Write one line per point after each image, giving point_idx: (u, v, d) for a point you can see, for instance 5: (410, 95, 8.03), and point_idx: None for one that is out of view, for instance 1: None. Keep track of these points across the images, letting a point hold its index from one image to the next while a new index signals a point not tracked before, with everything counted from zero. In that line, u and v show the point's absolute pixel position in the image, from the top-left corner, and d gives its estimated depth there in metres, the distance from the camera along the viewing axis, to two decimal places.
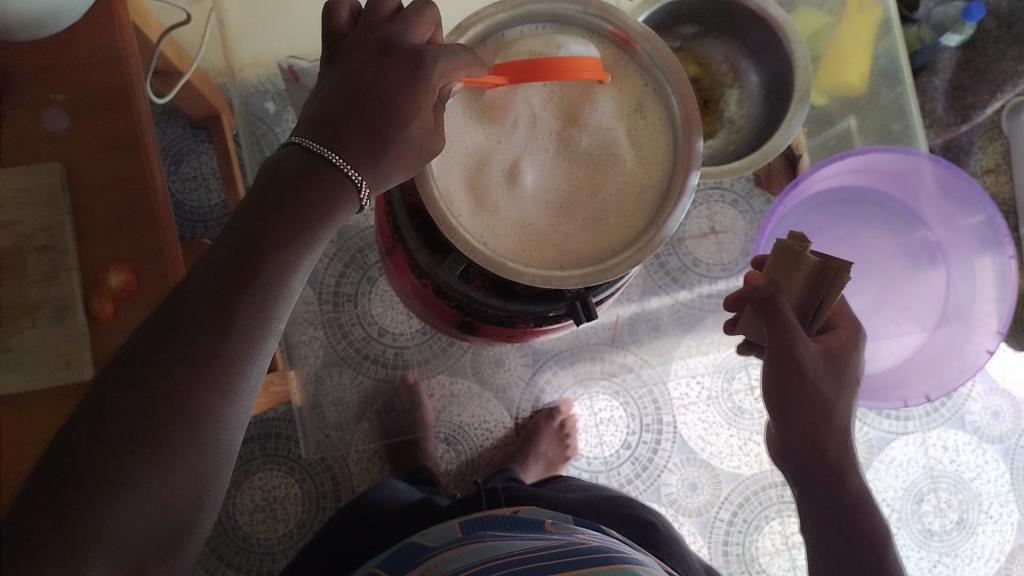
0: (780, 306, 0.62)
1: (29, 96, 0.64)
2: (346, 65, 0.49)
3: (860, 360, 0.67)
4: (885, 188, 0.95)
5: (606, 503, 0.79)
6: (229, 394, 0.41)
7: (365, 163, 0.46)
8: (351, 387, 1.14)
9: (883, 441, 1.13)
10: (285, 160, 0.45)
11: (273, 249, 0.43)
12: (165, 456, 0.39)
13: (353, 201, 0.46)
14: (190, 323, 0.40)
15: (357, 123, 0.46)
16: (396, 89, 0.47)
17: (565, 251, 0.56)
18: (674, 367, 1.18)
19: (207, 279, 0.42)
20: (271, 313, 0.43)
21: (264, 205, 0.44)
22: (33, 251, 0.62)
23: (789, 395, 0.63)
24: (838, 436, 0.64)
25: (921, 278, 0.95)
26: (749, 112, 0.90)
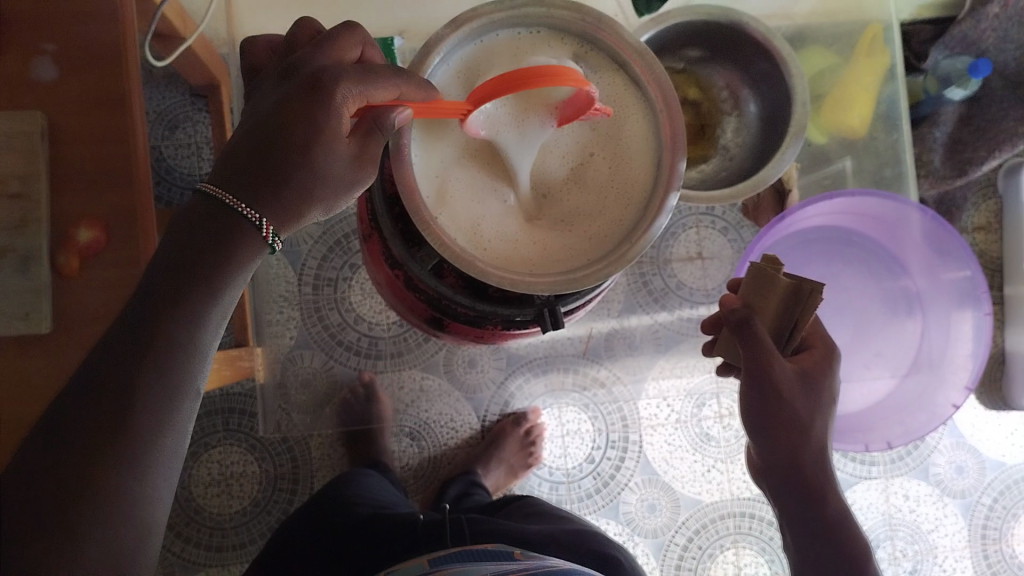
0: (753, 326, 0.62)
1: (20, 43, 0.63)
2: (264, 96, 0.50)
3: (835, 377, 0.67)
4: (874, 232, 0.94)
5: (568, 535, 0.78)
6: (145, 456, 0.43)
7: (269, 200, 0.48)
8: (321, 371, 1.12)
9: (845, 483, 1.13)
10: (188, 214, 0.47)
11: (177, 308, 0.45)
12: (107, 508, 0.42)
13: (260, 241, 0.48)
14: (94, 393, 0.42)
15: (261, 157, 0.48)
16: (300, 120, 0.48)
17: (539, 258, 0.55)
18: (647, 387, 1.18)
19: (110, 350, 0.44)
20: (180, 371, 0.44)
21: (170, 268, 0.46)
22: (5, 197, 0.61)
23: (765, 413, 0.64)
24: (816, 453, 0.65)
25: (898, 327, 0.94)
26: (744, 141, 0.90)
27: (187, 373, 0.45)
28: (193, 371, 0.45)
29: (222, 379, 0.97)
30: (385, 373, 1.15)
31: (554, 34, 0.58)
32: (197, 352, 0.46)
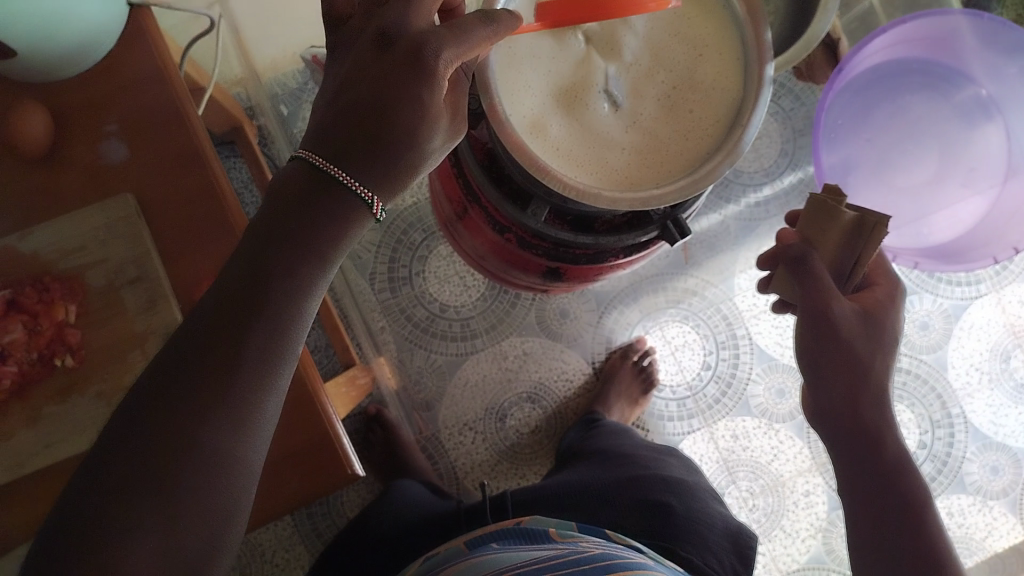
0: (810, 262, 0.61)
1: (84, 132, 0.62)
2: (352, 65, 0.47)
3: (900, 316, 0.64)
4: (929, 54, 0.93)
5: (618, 489, 0.76)
6: (248, 426, 0.42)
7: (376, 175, 0.45)
8: (428, 367, 1.15)
9: (959, 308, 1.13)
10: (292, 177, 0.45)
11: (285, 271, 0.43)
12: (178, 492, 0.39)
13: (368, 216, 0.46)
14: (203, 362, 0.41)
15: (365, 128, 0.45)
16: (399, 96, 0.45)
17: (652, 169, 0.55)
18: (737, 282, 1.18)
19: (198, 328, 0.42)
20: (285, 344, 0.43)
21: (271, 227, 0.44)
22: (128, 284, 0.62)
23: (818, 350, 0.61)
24: (874, 397, 0.61)
25: (981, 135, 0.93)
26: (777, 7, 0.88)
27: (289, 347, 0.43)
28: (295, 346, 0.44)
29: (350, 401, 0.98)
30: (486, 350, 1.16)
31: None
32: (302, 326, 0.44)
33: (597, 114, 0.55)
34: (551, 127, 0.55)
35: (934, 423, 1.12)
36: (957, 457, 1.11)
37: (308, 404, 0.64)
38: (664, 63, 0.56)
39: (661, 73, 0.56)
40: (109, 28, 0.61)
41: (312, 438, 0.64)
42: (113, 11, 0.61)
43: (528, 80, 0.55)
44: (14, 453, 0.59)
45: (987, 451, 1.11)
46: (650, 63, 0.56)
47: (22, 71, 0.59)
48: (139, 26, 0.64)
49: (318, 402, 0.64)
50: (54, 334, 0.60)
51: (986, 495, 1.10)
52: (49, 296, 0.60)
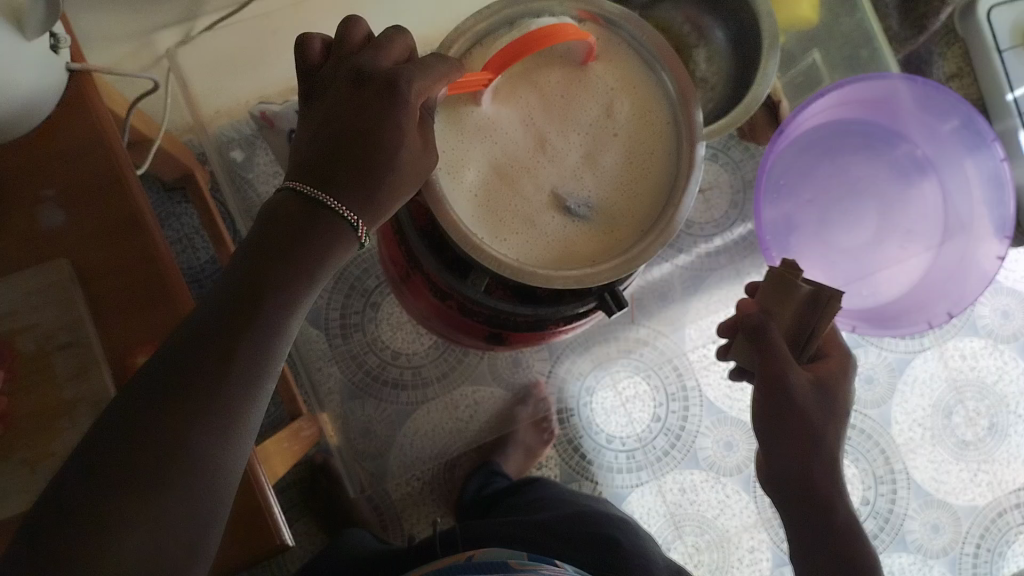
0: (769, 332, 0.64)
1: (19, 198, 0.62)
2: (328, 102, 0.50)
3: (852, 386, 0.68)
4: (868, 116, 0.95)
5: (567, 525, 0.79)
6: (234, 433, 0.43)
7: (357, 196, 0.48)
8: (377, 416, 1.13)
9: (902, 362, 1.15)
10: (283, 208, 0.47)
11: (275, 289, 0.45)
12: (178, 480, 0.40)
13: (354, 241, 0.49)
14: (197, 367, 0.42)
15: (349, 154, 0.48)
16: (381, 121, 0.48)
17: (592, 246, 0.55)
18: (688, 332, 1.18)
19: (200, 328, 0.43)
20: (274, 355, 0.45)
21: (264, 245, 0.46)
22: (59, 349, 0.60)
23: (777, 425, 0.65)
24: (825, 465, 0.66)
25: (916, 192, 0.95)
26: (720, 67, 0.88)
27: (276, 359, 0.45)
28: (282, 359, 0.46)
29: (292, 456, 0.96)
30: (437, 399, 1.14)
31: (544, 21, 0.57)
32: (287, 340, 0.46)
33: (536, 188, 0.56)
34: (490, 207, 0.55)
35: (877, 479, 1.14)
36: (898, 514, 1.14)
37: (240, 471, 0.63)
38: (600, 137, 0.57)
39: (597, 148, 0.57)
40: (43, 91, 0.60)
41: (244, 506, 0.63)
42: (49, 76, 0.60)
43: (467, 154, 0.55)
44: None
45: (929, 508, 1.14)
46: (587, 139, 0.57)
47: None
48: (79, 89, 0.64)
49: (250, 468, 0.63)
50: None
51: (926, 554, 1.13)
52: None
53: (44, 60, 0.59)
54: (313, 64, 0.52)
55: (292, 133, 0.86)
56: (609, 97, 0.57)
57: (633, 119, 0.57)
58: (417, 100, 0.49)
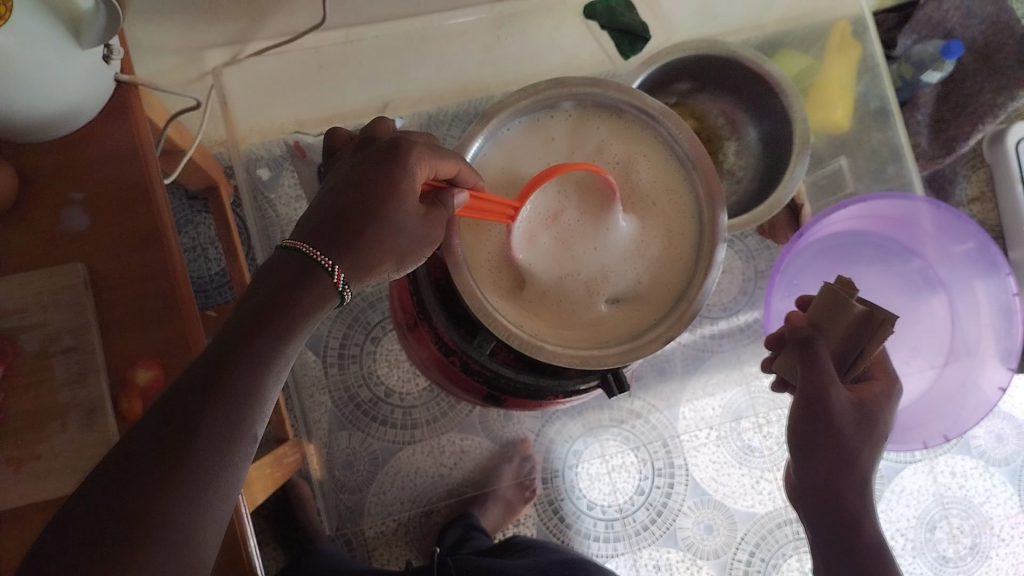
0: (816, 347, 0.68)
1: (47, 197, 0.63)
2: (338, 170, 0.53)
3: (891, 413, 0.71)
4: (886, 232, 0.97)
5: (558, 566, 0.89)
6: (217, 496, 0.41)
7: (342, 249, 0.48)
8: (361, 450, 1.13)
9: (893, 470, 1.15)
10: (278, 275, 0.46)
11: (252, 348, 0.44)
12: (146, 557, 0.38)
13: (332, 292, 0.47)
14: (180, 430, 0.41)
15: (343, 203, 0.49)
16: (378, 175, 0.50)
17: (602, 331, 0.56)
18: (682, 411, 1.18)
19: (175, 394, 0.42)
20: (258, 413, 0.43)
21: (254, 305, 0.45)
22: (61, 353, 0.61)
23: (813, 435, 0.68)
24: (854, 486, 0.69)
25: (925, 309, 0.96)
26: (748, 163, 0.90)
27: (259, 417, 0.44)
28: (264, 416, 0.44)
29: (274, 481, 0.96)
30: (425, 442, 1.14)
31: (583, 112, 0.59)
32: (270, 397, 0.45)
33: (557, 274, 0.57)
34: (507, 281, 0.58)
35: None
36: None
37: None
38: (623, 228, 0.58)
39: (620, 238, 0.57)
40: (90, 98, 0.62)
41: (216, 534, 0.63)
42: (98, 83, 0.61)
43: (488, 235, 0.58)
44: None
45: None
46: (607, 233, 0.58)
47: None
48: (124, 101, 0.65)
49: None
50: None
51: None
52: None
53: (95, 67, 0.60)
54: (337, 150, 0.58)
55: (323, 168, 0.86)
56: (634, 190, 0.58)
57: (658, 215, 0.58)
58: (420, 164, 0.51)
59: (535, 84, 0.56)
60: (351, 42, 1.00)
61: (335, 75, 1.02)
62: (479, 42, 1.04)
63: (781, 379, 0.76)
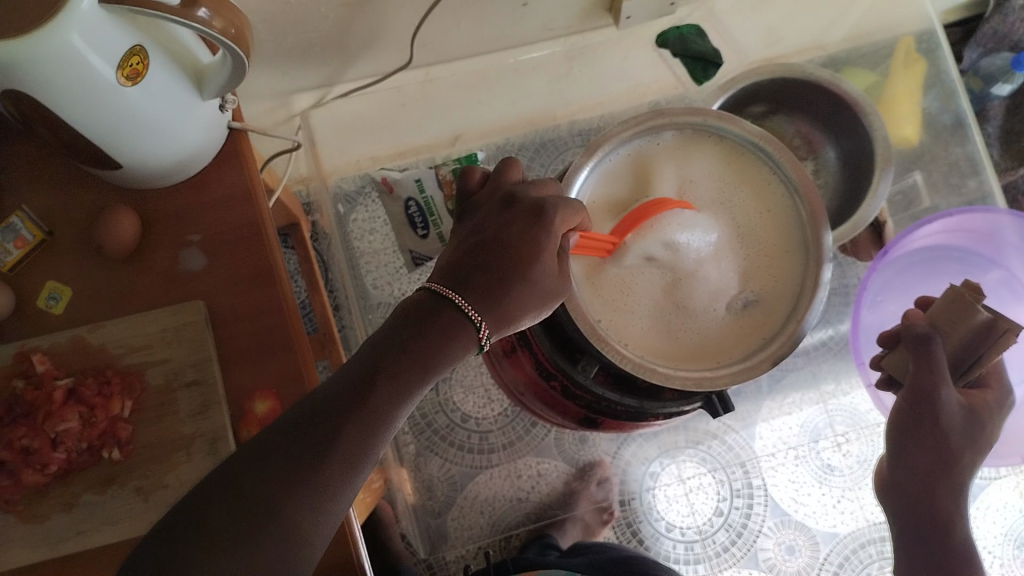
0: (932, 346, 0.68)
1: (168, 241, 0.67)
2: (477, 220, 0.55)
3: (1000, 422, 0.72)
4: (969, 245, 0.97)
5: (615, 564, 0.90)
6: (329, 511, 0.43)
7: (489, 306, 0.51)
8: (441, 475, 1.14)
9: (977, 486, 1.12)
10: (415, 304, 0.50)
11: (389, 380, 0.47)
12: (256, 550, 0.41)
13: (472, 340, 0.50)
14: (307, 441, 0.44)
15: (487, 263, 0.52)
16: (523, 239, 0.53)
17: (713, 350, 0.59)
18: (759, 430, 1.18)
19: (312, 405, 0.45)
20: (376, 442, 0.45)
21: (393, 340, 0.48)
22: (185, 387, 0.63)
23: (915, 433, 0.70)
24: (950, 488, 0.70)
25: (1011, 315, 0.95)
26: (826, 182, 0.91)
27: (378, 445, 0.46)
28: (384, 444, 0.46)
29: (365, 507, 0.98)
30: (502, 467, 1.16)
31: (683, 139, 0.64)
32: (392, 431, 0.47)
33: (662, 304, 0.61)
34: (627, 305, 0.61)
35: None
36: None
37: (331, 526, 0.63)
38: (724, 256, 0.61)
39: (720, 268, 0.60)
40: (209, 145, 0.65)
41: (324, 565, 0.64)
42: (214, 132, 0.65)
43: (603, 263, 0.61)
44: (49, 537, 0.61)
45: None
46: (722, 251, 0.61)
47: (120, 179, 0.63)
48: (236, 147, 0.68)
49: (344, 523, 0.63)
50: (106, 427, 0.62)
51: None
52: (107, 390, 0.62)
53: (214, 115, 0.64)
54: (471, 190, 0.63)
55: (410, 202, 0.96)
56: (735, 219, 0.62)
57: (766, 236, 0.61)
58: (560, 227, 0.54)
59: (636, 115, 0.62)
60: (431, 79, 1.04)
61: (421, 109, 1.06)
62: (550, 75, 1.07)
63: (888, 375, 0.76)
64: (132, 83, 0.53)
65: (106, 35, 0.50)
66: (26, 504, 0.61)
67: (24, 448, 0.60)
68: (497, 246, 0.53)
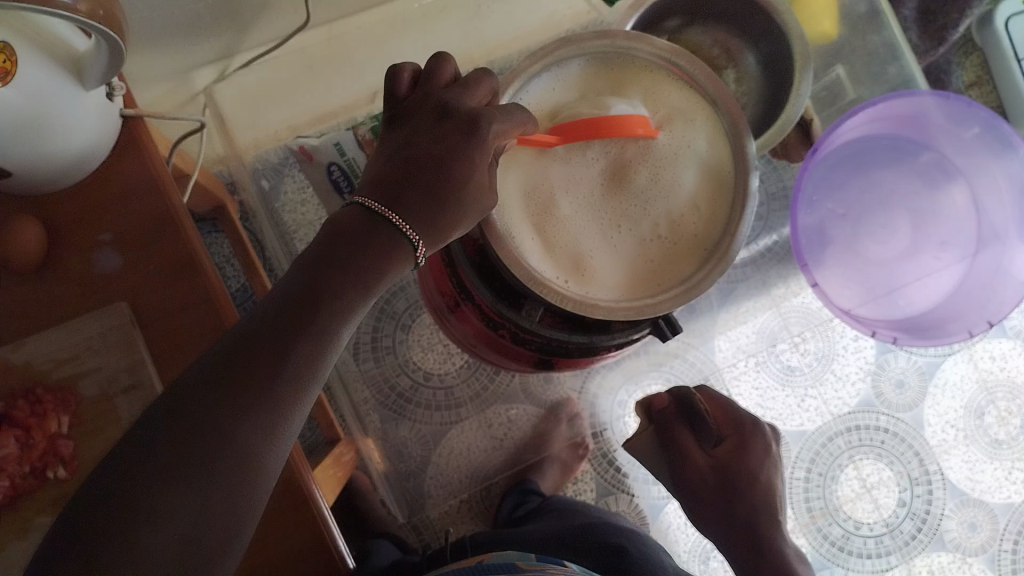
0: (670, 429, 0.84)
1: (77, 244, 0.63)
2: (405, 132, 0.52)
3: (755, 454, 0.81)
4: (898, 131, 0.97)
5: (576, 536, 0.84)
6: (279, 431, 0.43)
7: (425, 223, 0.49)
8: (412, 436, 1.13)
9: (933, 365, 1.15)
10: (348, 218, 0.48)
11: (332, 298, 0.45)
12: (210, 477, 0.40)
13: (411, 257, 0.49)
14: (252, 364, 0.43)
15: (420, 179, 0.49)
16: (455, 155, 0.50)
17: (655, 272, 0.60)
18: (718, 344, 1.18)
19: (254, 325, 0.44)
20: (325, 358, 0.45)
21: (331, 255, 0.46)
22: (122, 392, 0.61)
23: (699, 501, 0.82)
24: (742, 525, 0.79)
25: (945, 195, 0.96)
26: (749, 88, 0.89)
27: (325, 364, 0.45)
28: (330, 363, 0.46)
29: (338, 482, 0.97)
30: (472, 419, 1.15)
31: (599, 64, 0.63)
32: (338, 346, 0.46)
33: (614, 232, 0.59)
34: (560, 231, 0.59)
35: (912, 481, 1.14)
36: (935, 515, 1.13)
37: (297, 507, 0.62)
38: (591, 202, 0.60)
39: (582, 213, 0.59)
40: (103, 138, 0.62)
41: (296, 547, 0.63)
42: (106, 123, 0.61)
43: (529, 189, 0.59)
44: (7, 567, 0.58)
45: (965, 507, 1.13)
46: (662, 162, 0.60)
47: (11, 186, 0.59)
48: (132, 136, 0.65)
49: (310, 501, 0.62)
50: (46, 447, 0.59)
51: (964, 552, 1.12)
52: (41, 408, 0.59)
53: (101, 107, 0.60)
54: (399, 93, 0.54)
55: (332, 167, 0.95)
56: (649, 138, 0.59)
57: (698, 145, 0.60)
58: (493, 142, 0.51)
59: (543, 48, 0.62)
60: (334, 36, 1.01)
61: (329, 69, 1.02)
62: (459, 16, 1.04)
63: None
64: (1, 83, 0.50)
65: None
66: None
67: None
68: (427, 167, 0.49)
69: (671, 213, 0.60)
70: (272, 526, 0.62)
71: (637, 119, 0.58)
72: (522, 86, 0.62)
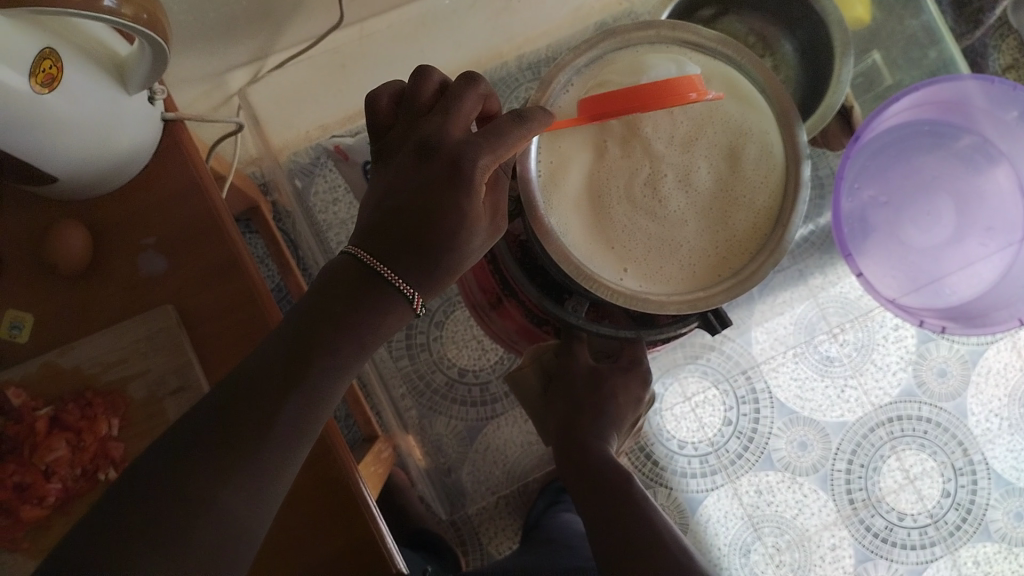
0: None
1: (122, 248, 0.63)
2: (398, 174, 0.52)
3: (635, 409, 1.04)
4: (940, 116, 0.95)
5: None
6: (268, 486, 0.46)
7: (416, 275, 0.50)
8: (449, 433, 1.12)
9: (976, 353, 1.13)
10: (341, 270, 0.50)
11: (327, 352, 0.48)
12: (197, 531, 0.43)
13: (409, 311, 0.51)
14: (244, 420, 0.46)
15: (412, 230, 0.50)
16: (443, 204, 0.50)
17: (710, 267, 0.59)
18: (755, 335, 1.16)
19: (249, 378, 0.47)
20: (315, 416, 0.48)
21: (327, 311, 0.49)
22: (170, 395, 0.61)
23: None
24: None
25: (989, 179, 0.94)
26: (787, 76, 0.88)
27: (312, 426, 0.48)
28: (317, 425, 0.49)
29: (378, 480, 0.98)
30: (507, 415, 1.13)
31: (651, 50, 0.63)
32: (327, 408, 0.49)
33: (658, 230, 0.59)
34: (609, 224, 0.59)
35: (956, 471, 1.12)
36: (980, 506, 1.11)
37: (344, 506, 0.62)
38: (637, 199, 0.59)
39: (628, 217, 0.59)
40: (145, 143, 0.62)
41: (342, 546, 0.62)
42: (147, 127, 0.61)
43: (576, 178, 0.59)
44: None
45: (1011, 497, 1.11)
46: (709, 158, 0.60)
47: (52, 195, 0.60)
48: (174, 138, 0.65)
49: (357, 497, 0.62)
50: (97, 450, 0.60)
51: (1011, 543, 1.10)
52: (91, 412, 0.60)
53: (143, 111, 0.60)
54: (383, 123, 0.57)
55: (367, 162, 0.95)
56: (683, 151, 0.59)
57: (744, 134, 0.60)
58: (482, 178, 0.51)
59: (587, 37, 0.62)
60: (366, 36, 1.00)
61: (361, 70, 1.01)
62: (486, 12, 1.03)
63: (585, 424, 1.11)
64: (49, 90, 0.50)
65: (15, 43, 0.46)
66: (31, 540, 0.59)
67: (17, 486, 0.58)
68: (416, 209, 0.50)
69: (720, 206, 0.59)
70: (324, 519, 0.62)
71: (687, 83, 0.56)
72: (565, 78, 0.62)
